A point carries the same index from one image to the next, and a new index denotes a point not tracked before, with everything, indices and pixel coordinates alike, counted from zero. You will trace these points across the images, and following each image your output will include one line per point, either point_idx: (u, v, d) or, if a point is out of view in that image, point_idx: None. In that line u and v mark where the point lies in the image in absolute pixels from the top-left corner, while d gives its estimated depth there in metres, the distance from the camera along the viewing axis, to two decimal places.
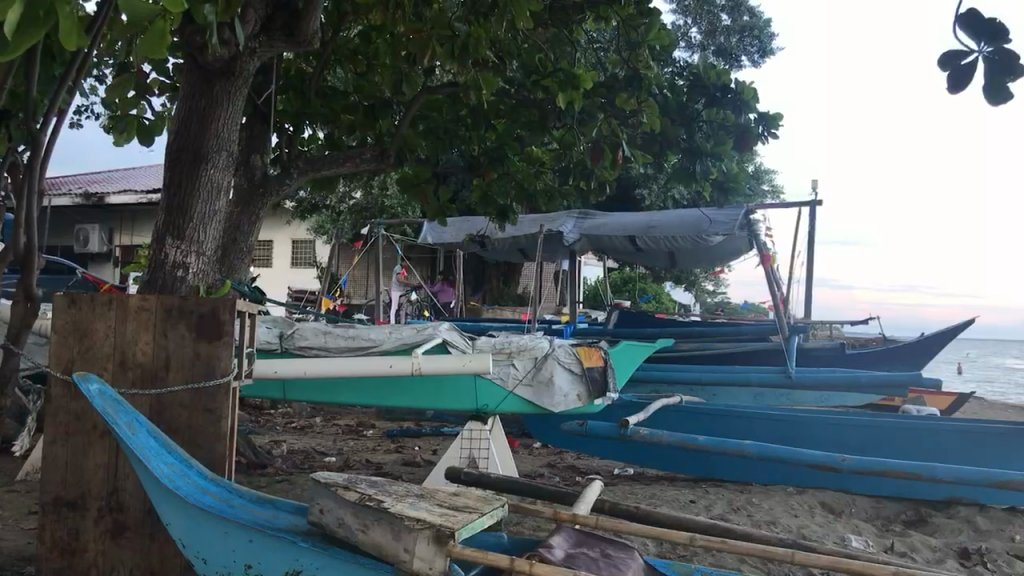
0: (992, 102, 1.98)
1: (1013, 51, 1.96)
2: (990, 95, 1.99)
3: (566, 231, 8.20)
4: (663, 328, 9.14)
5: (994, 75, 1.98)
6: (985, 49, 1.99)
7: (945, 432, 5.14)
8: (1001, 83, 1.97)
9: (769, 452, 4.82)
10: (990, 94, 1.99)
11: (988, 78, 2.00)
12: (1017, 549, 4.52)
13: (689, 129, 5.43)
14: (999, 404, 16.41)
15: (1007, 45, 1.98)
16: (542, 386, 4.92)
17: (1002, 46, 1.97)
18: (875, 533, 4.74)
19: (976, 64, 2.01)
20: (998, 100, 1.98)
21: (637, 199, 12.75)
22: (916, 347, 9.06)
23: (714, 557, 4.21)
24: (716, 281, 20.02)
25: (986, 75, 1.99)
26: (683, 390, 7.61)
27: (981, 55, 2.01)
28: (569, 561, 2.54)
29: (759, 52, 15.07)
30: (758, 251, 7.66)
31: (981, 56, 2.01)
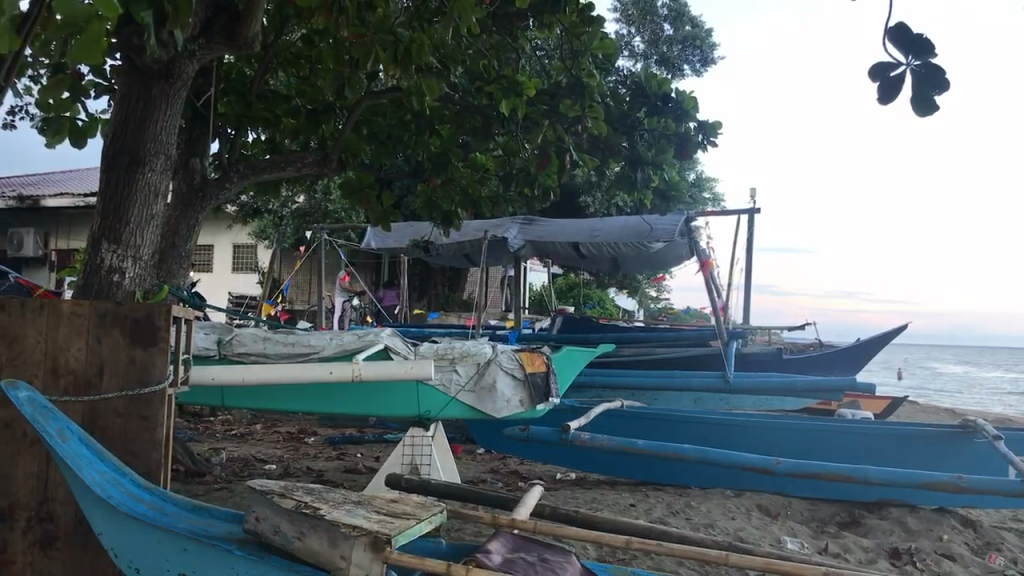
0: (923, 114, 2.04)
1: (939, 64, 2.02)
2: (919, 106, 2.04)
3: (510, 237, 8.19)
4: (605, 332, 9.22)
5: (921, 87, 2.05)
6: (914, 62, 2.05)
7: (877, 435, 5.27)
8: (928, 97, 2.04)
9: (705, 455, 4.86)
10: (918, 108, 2.05)
11: (915, 92, 2.06)
12: (944, 548, 4.66)
13: (630, 139, 5.51)
14: (929, 408, 16.82)
15: (933, 59, 2.04)
16: (485, 391, 4.93)
17: (929, 59, 2.03)
18: (809, 534, 4.83)
19: (905, 76, 2.08)
20: (926, 114, 2.04)
21: (581, 207, 12.89)
22: (846, 353, 9.34)
23: (652, 560, 4.22)
24: (659, 287, 20.25)
25: (914, 87, 2.04)
26: (625, 395, 7.69)
27: (909, 68, 2.07)
28: (506, 566, 2.55)
29: (700, 62, 15.31)
30: (698, 258, 7.76)
31: (909, 69, 2.07)
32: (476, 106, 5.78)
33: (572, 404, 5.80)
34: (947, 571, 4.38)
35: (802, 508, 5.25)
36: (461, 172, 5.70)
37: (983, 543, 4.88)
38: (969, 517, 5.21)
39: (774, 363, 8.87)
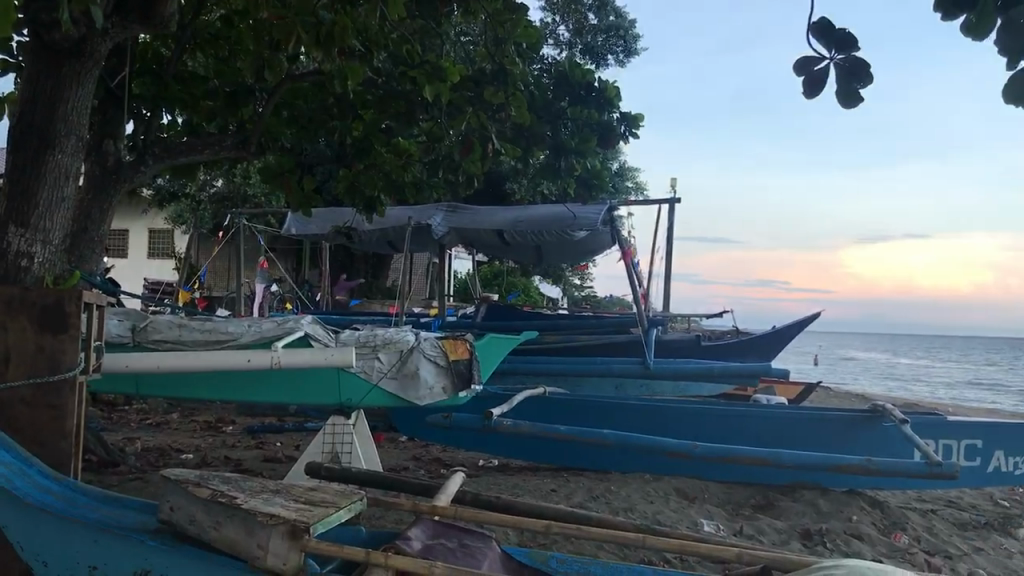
0: (847, 105, 2.25)
1: (861, 57, 2.22)
2: (843, 99, 2.25)
3: (434, 224, 8.14)
4: (529, 320, 9.25)
5: (846, 80, 2.25)
6: (837, 55, 2.24)
7: (791, 420, 5.42)
8: (853, 89, 2.25)
9: (624, 439, 4.93)
10: (843, 99, 2.25)
11: (840, 84, 2.26)
12: (852, 529, 4.82)
13: (554, 127, 5.56)
14: (841, 394, 17.32)
15: (855, 52, 2.24)
16: (409, 379, 4.90)
17: (852, 53, 2.23)
18: (725, 517, 4.95)
19: (828, 70, 2.26)
20: (850, 105, 2.25)
21: (506, 194, 12.91)
22: (763, 339, 9.57)
23: (573, 544, 4.25)
24: (582, 275, 20.42)
25: (839, 80, 2.25)
26: (548, 381, 7.73)
27: (833, 61, 2.26)
28: (425, 552, 2.55)
29: (623, 52, 15.46)
30: (620, 247, 7.84)
31: (833, 62, 2.26)
32: (400, 91, 5.66)
33: (495, 391, 5.80)
34: (855, 551, 4.53)
35: (718, 491, 5.36)
36: (384, 158, 5.66)
37: (889, 524, 5.06)
38: (877, 499, 5.40)
39: (693, 349, 9.02)
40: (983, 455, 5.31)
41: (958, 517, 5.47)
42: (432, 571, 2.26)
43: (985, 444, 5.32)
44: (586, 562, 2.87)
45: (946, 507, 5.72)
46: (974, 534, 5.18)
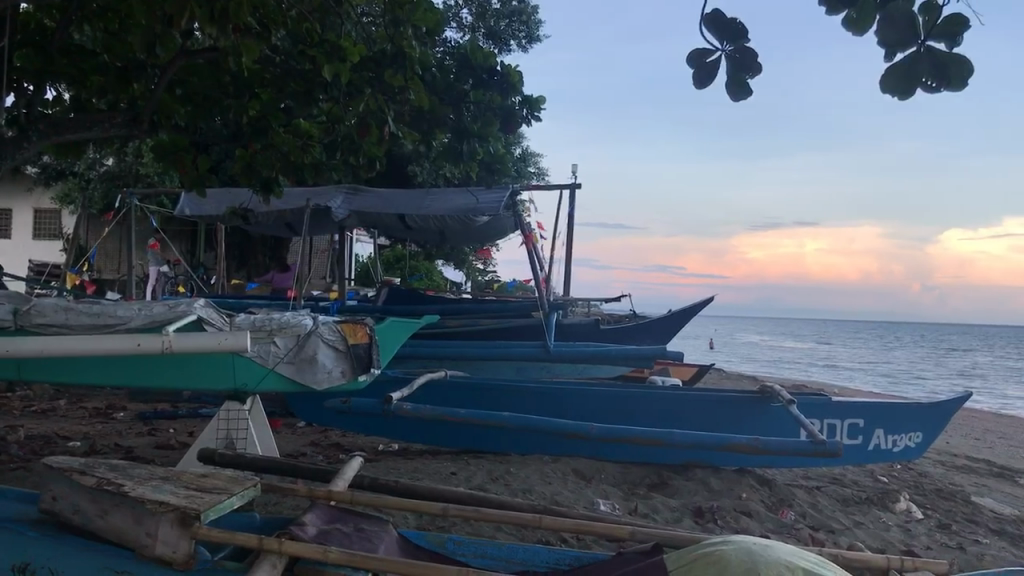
0: (737, 96, 2.38)
1: (750, 49, 2.35)
2: (734, 90, 2.38)
3: (334, 207, 8.02)
4: (431, 304, 9.21)
5: (736, 71, 2.37)
6: (728, 47, 2.37)
7: (684, 400, 5.55)
8: (743, 79, 2.37)
9: (524, 422, 4.96)
10: (735, 89, 2.38)
11: (731, 76, 2.39)
12: (741, 506, 4.98)
13: (456, 111, 5.56)
14: (737, 376, 17.81)
15: (745, 44, 2.36)
16: (306, 363, 4.84)
17: (741, 45, 2.35)
18: (621, 496, 5.04)
19: (720, 61, 2.38)
20: (741, 96, 2.37)
21: (408, 177, 12.80)
22: (660, 323, 9.78)
23: (472, 526, 4.23)
24: (485, 260, 20.46)
25: (730, 71, 2.37)
26: (448, 365, 7.72)
27: (725, 53, 2.39)
28: (320, 538, 2.54)
29: (526, 38, 15.51)
30: (522, 232, 7.86)
31: (725, 53, 2.39)
32: (300, 70, 5.52)
33: (394, 375, 5.76)
34: (744, 527, 4.68)
35: (614, 471, 5.46)
36: (283, 138, 5.41)
37: (777, 501, 5.24)
38: (766, 477, 5.59)
39: (593, 333, 9.13)
40: (864, 434, 5.55)
41: (841, 493, 5.70)
42: (325, 556, 2.25)
43: (867, 423, 5.55)
44: (483, 543, 2.87)
45: (830, 484, 5.96)
46: (855, 509, 5.40)
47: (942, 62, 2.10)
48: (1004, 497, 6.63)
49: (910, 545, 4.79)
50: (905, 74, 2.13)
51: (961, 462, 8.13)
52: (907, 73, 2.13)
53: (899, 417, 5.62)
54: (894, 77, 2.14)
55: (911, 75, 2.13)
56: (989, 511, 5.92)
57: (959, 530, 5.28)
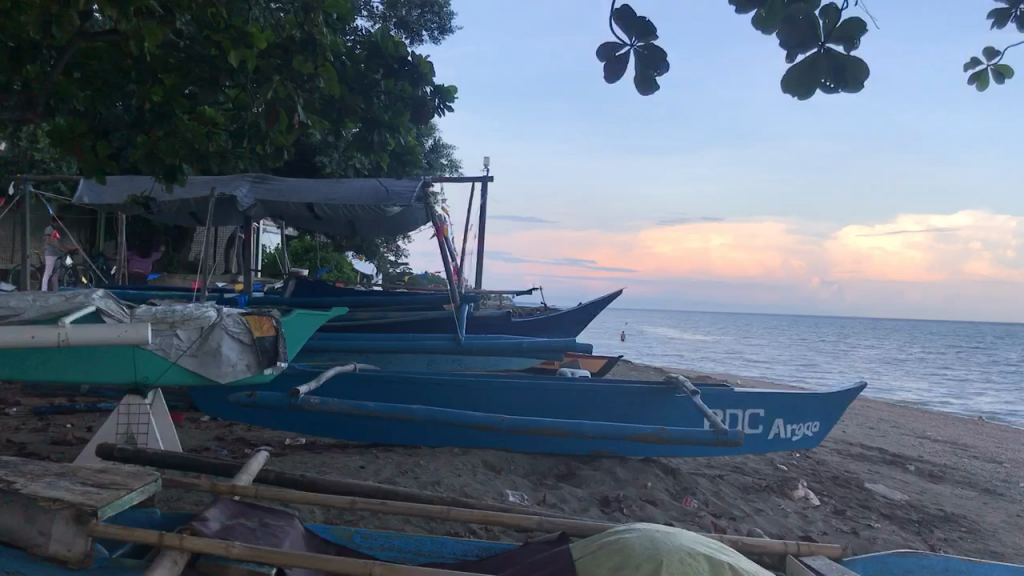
0: (645, 91, 2.43)
1: (658, 46, 2.40)
2: (641, 85, 2.44)
3: (240, 196, 7.84)
4: (340, 296, 9.09)
5: (644, 67, 2.42)
6: (637, 43, 2.41)
7: (591, 392, 5.64)
8: (650, 76, 2.43)
9: (433, 415, 4.95)
10: (642, 85, 2.44)
11: (638, 70, 2.44)
12: (647, 495, 5.07)
13: (366, 99, 5.54)
14: (646, 368, 18.10)
15: (653, 40, 2.41)
16: (210, 356, 4.71)
17: (649, 41, 2.40)
18: (529, 487, 5.08)
19: (628, 56, 2.42)
20: (648, 91, 2.43)
21: (317, 167, 12.60)
22: (569, 316, 9.87)
23: (380, 519, 4.19)
24: (396, 251, 20.33)
25: (638, 67, 2.42)
26: (357, 357, 7.64)
27: (633, 47, 2.43)
28: (223, 533, 2.50)
29: (438, 29, 15.48)
30: (433, 223, 7.82)
31: (633, 48, 2.43)
32: (203, 55, 5.32)
33: (301, 368, 5.66)
34: (649, 516, 4.77)
35: (523, 462, 5.50)
36: (187, 125, 5.28)
37: (681, 489, 5.35)
38: (670, 466, 5.71)
39: (504, 326, 9.15)
40: (765, 423, 5.71)
41: (742, 481, 5.86)
42: (228, 551, 2.21)
43: (767, 413, 5.72)
44: (390, 536, 2.86)
45: (732, 472, 6.12)
46: (755, 496, 5.57)
47: (842, 66, 2.17)
48: (895, 482, 6.91)
49: (807, 530, 4.96)
50: (805, 74, 2.20)
51: (855, 450, 8.44)
52: (808, 72, 2.20)
53: (797, 407, 5.80)
54: (797, 77, 2.20)
55: (811, 76, 2.20)
56: (881, 497, 6.17)
57: (852, 515, 5.49)
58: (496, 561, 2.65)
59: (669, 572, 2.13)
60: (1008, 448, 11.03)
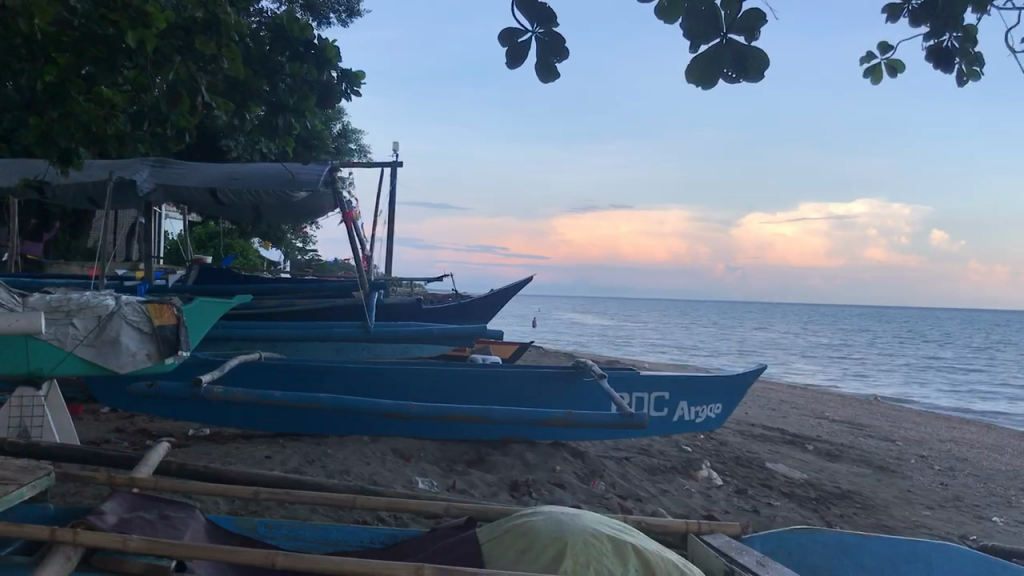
0: (547, 78, 2.43)
1: (560, 33, 2.41)
2: (543, 72, 2.44)
3: (140, 180, 7.59)
4: (246, 284, 8.91)
5: (547, 55, 2.43)
6: (540, 29, 2.41)
7: (499, 377, 5.67)
8: (552, 64, 2.43)
9: (341, 402, 4.90)
10: (543, 72, 2.44)
11: (540, 59, 2.45)
12: (556, 478, 5.13)
13: (271, 82, 5.45)
14: (556, 354, 18.25)
15: (555, 27, 2.42)
16: (108, 346, 4.55)
17: (552, 28, 2.40)
18: (439, 473, 5.08)
19: (531, 43, 2.42)
20: (550, 78, 2.44)
21: (221, 151, 12.29)
22: (480, 302, 9.87)
23: (286, 509, 4.13)
24: (305, 238, 20.02)
25: (541, 53, 2.42)
26: (264, 346, 7.50)
27: (536, 34, 2.43)
28: (120, 527, 2.42)
29: (347, 12, 15.26)
30: (341, 209, 7.71)
31: (536, 35, 2.43)
32: (99, 34, 4.96)
33: (205, 357, 5.52)
34: (557, 499, 4.83)
35: (433, 449, 5.49)
36: (82, 108, 5.04)
37: (589, 472, 5.43)
38: (579, 449, 5.78)
39: (414, 313, 9.11)
40: (669, 405, 5.83)
41: (648, 463, 5.97)
42: (124, 545, 2.14)
43: (671, 396, 5.83)
44: (295, 526, 2.82)
45: (638, 454, 6.23)
46: (661, 477, 5.68)
47: (743, 55, 2.20)
48: (794, 462, 7.14)
49: (711, 509, 5.09)
50: (706, 63, 2.23)
51: (757, 431, 8.68)
52: (709, 62, 2.22)
53: (700, 389, 5.93)
54: (699, 67, 2.23)
55: (713, 65, 2.23)
56: (781, 476, 6.37)
57: (753, 494, 5.65)
58: (402, 548, 2.64)
59: (573, 554, 2.16)
60: (901, 426, 11.50)
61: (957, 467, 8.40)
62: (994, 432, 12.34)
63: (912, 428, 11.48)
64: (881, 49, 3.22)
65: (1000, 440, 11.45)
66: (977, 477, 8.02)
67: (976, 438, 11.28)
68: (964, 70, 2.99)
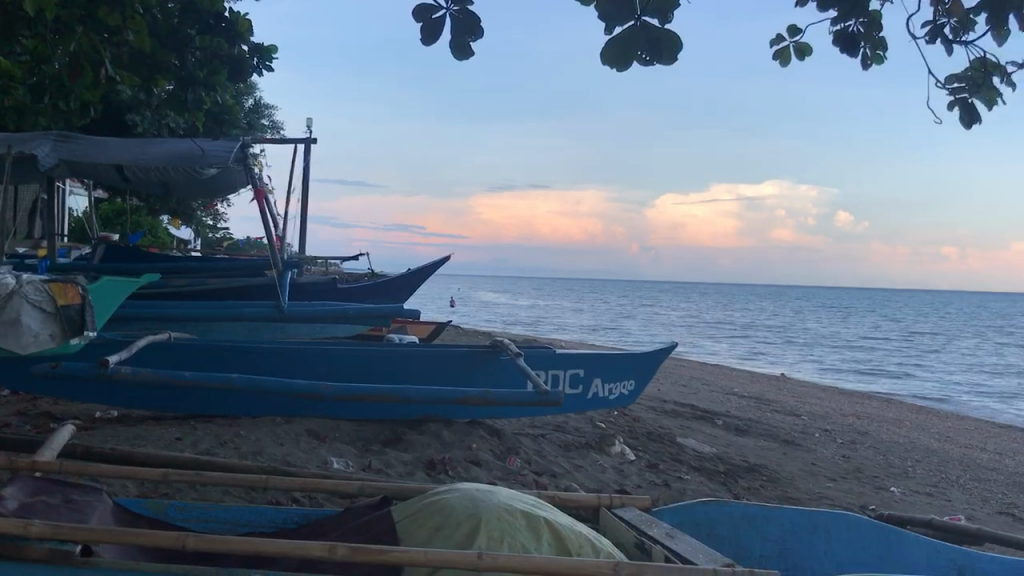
0: (462, 57, 2.43)
1: (474, 13, 2.41)
2: (458, 50, 2.43)
3: (41, 155, 7.30)
4: (155, 263, 8.67)
5: (461, 33, 2.42)
6: (454, 7, 2.40)
7: (416, 356, 5.66)
8: (466, 42, 2.43)
9: (254, 383, 4.83)
10: (457, 51, 2.44)
11: (455, 37, 2.43)
12: (472, 456, 5.15)
13: (179, 56, 5.33)
14: (475, 333, 18.24)
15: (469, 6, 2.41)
16: (8, 326, 4.35)
17: (466, 7, 2.40)
18: (355, 453, 5.06)
19: (445, 20, 2.42)
20: (464, 57, 2.43)
21: (127, 125, 11.89)
22: (396, 282, 9.80)
23: (198, 491, 4.06)
24: (217, 216, 19.55)
25: (454, 32, 2.42)
26: (174, 326, 7.33)
27: (450, 12, 2.42)
28: (21, 512, 2.36)
29: None
30: (253, 186, 7.56)
31: (449, 13, 2.42)
32: None
33: (111, 338, 5.37)
34: (472, 477, 4.86)
35: (348, 429, 5.47)
36: None
37: (505, 449, 5.47)
38: (494, 427, 5.82)
39: (328, 292, 9.00)
40: (584, 382, 5.91)
41: (563, 440, 6.05)
42: (27, 531, 2.09)
43: (586, 373, 5.91)
44: (206, 508, 2.78)
45: (554, 431, 6.30)
46: (575, 453, 5.77)
47: (655, 39, 2.23)
48: (704, 436, 7.31)
49: (623, 484, 5.19)
50: (619, 46, 2.25)
51: (669, 406, 8.85)
52: (621, 44, 2.25)
53: (613, 367, 6.02)
54: (612, 50, 2.26)
55: (624, 48, 2.25)
56: (692, 450, 6.52)
57: (665, 468, 5.78)
58: (315, 528, 2.63)
59: (488, 529, 2.19)
60: (805, 401, 11.87)
61: (858, 440, 8.72)
62: (892, 406, 12.84)
63: (816, 403, 11.87)
64: (790, 33, 3.29)
65: (898, 414, 11.91)
66: (876, 450, 8.34)
67: (877, 412, 11.72)
68: (868, 54, 3.10)
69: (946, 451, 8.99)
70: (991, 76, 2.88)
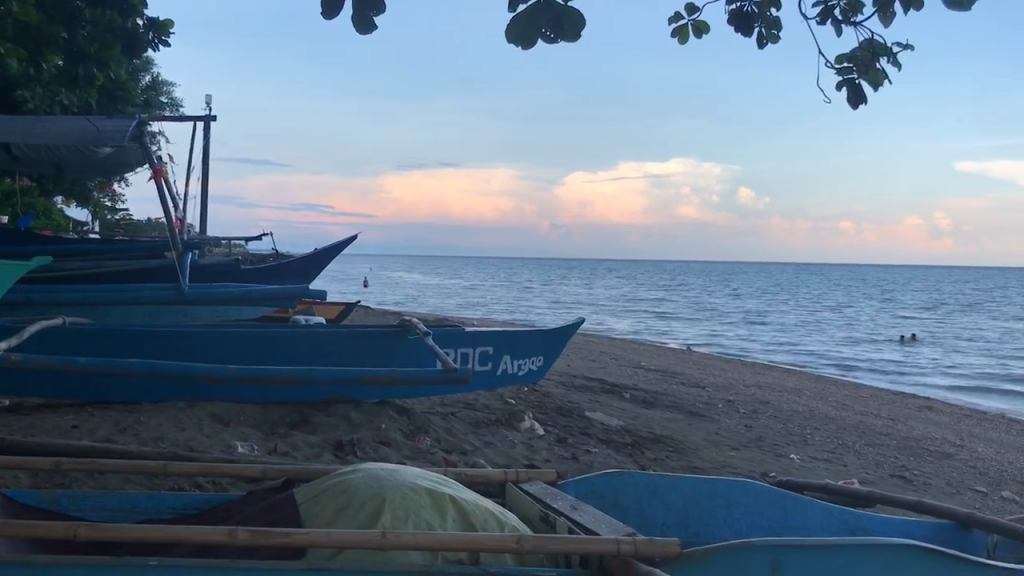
0: (364, 31, 2.37)
1: None
2: (359, 24, 2.38)
3: None
4: (47, 246, 8.34)
5: (363, 8, 2.37)
6: None
7: (322, 337, 5.59)
8: (368, 17, 2.38)
9: (153, 368, 4.69)
10: (360, 24, 2.38)
11: (356, 11, 2.38)
12: (380, 437, 5.12)
13: (68, 29, 5.09)
14: (386, 313, 18.11)
15: None
16: None
17: None
18: (260, 437, 4.97)
19: None
20: (367, 30, 2.38)
21: (15, 102, 11.38)
22: (302, 262, 9.63)
23: (95, 479, 3.93)
24: (115, 197, 18.90)
25: (357, 6, 2.36)
26: (69, 311, 7.07)
27: None
28: None
29: None
30: (150, 165, 7.31)
31: None
32: None
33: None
34: (381, 457, 4.83)
35: (253, 413, 5.37)
36: None
37: (414, 429, 5.45)
38: (403, 406, 5.79)
39: (231, 273, 8.81)
40: (493, 359, 5.92)
41: (472, 417, 6.06)
42: None
43: (495, 350, 5.92)
44: (101, 496, 2.69)
45: (463, 409, 6.31)
46: (485, 430, 5.78)
47: (554, 16, 2.22)
48: (612, 410, 7.42)
49: (532, 459, 5.23)
50: (523, 23, 2.24)
51: (577, 381, 8.96)
52: (526, 22, 2.24)
53: (522, 344, 6.04)
54: (517, 27, 2.24)
55: (529, 25, 2.24)
56: (599, 424, 6.61)
57: (573, 442, 5.84)
58: (217, 513, 2.58)
59: (392, 510, 2.17)
60: (710, 373, 12.16)
61: (759, 410, 8.97)
62: (791, 376, 13.23)
63: (720, 374, 12.16)
64: (688, 11, 3.32)
65: (797, 383, 12.31)
66: (777, 418, 8.59)
67: (778, 382, 12.08)
68: (763, 34, 3.15)
69: (843, 418, 9.32)
70: (877, 57, 2.95)
